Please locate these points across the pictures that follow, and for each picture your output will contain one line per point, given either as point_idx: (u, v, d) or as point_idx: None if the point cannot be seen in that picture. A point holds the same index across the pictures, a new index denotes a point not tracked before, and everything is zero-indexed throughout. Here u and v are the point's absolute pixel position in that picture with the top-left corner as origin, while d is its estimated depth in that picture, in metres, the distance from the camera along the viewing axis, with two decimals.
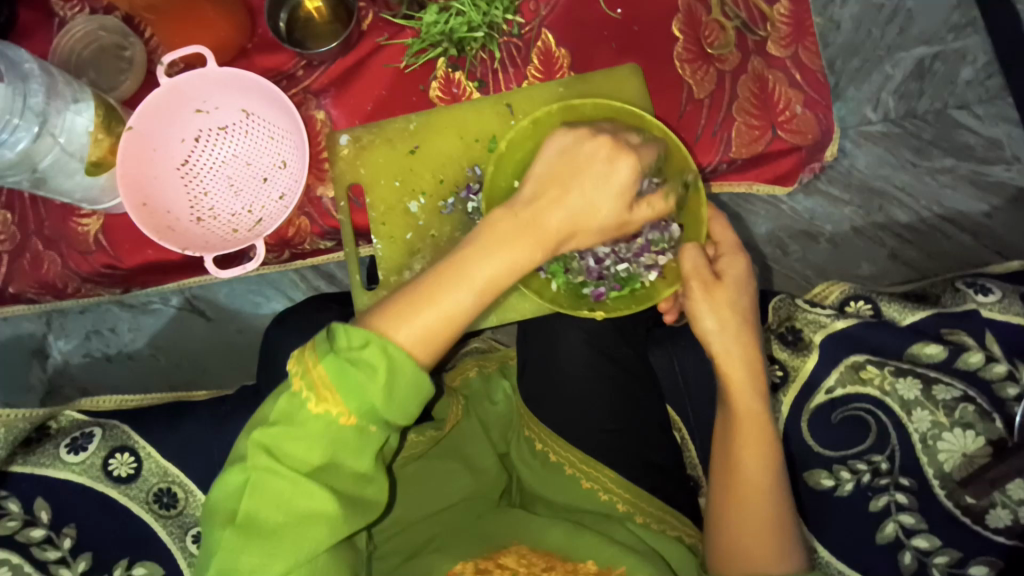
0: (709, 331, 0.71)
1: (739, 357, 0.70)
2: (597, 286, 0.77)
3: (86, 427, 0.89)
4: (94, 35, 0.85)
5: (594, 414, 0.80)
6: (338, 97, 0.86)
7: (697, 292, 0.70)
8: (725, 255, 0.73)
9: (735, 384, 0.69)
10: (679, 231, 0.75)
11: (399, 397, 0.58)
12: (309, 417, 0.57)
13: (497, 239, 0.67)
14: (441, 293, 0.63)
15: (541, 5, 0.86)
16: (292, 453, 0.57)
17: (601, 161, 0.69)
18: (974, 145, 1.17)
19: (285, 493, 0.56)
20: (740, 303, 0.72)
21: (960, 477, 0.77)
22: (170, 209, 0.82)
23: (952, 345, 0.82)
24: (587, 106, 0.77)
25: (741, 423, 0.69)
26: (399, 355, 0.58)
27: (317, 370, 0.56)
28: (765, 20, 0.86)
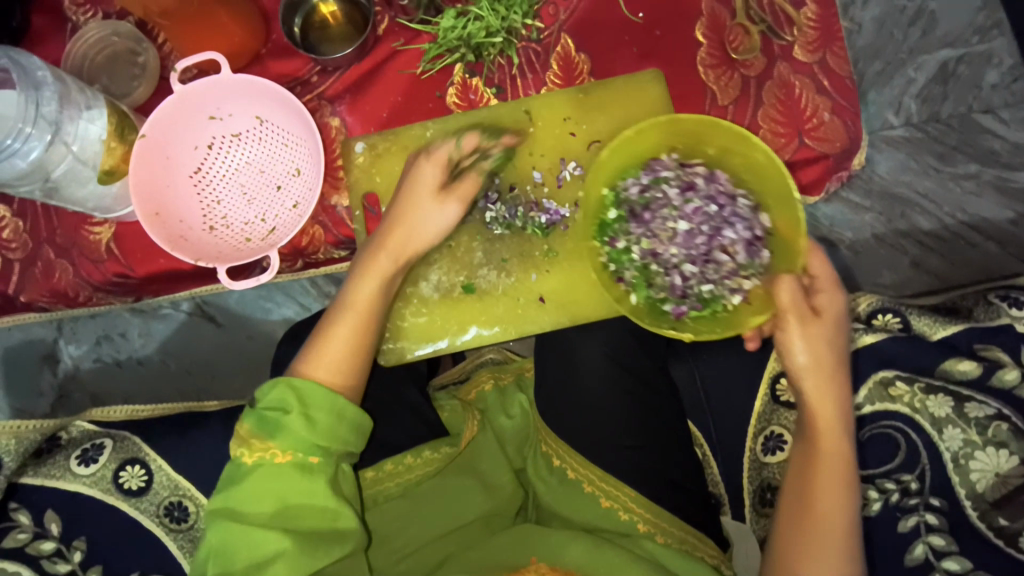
0: (802, 367, 0.67)
1: (831, 396, 0.67)
2: (678, 304, 0.76)
3: (97, 438, 0.88)
4: (107, 40, 0.85)
5: (599, 431, 0.78)
6: (354, 104, 0.84)
7: (793, 325, 0.67)
8: (824, 291, 0.69)
9: (821, 422, 0.66)
10: (771, 258, 0.74)
11: (322, 421, 0.63)
12: (249, 471, 0.62)
13: (355, 268, 0.74)
14: (332, 329, 0.70)
15: (560, 8, 0.83)
16: (247, 508, 0.61)
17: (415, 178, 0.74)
18: (1000, 150, 1.14)
19: (246, 543, 0.60)
20: (835, 340, 0.68)
21: (993, 498, 0.73)
22: (182, 218, 0.80)
23: (987, 361, 0.79)
24: (691, 121, 0.73)
25: (825, 462, 0.65)
26: (304, 387, 0.64)
27: (242, 427, 0.62)
28: (792, 25, 0.83)
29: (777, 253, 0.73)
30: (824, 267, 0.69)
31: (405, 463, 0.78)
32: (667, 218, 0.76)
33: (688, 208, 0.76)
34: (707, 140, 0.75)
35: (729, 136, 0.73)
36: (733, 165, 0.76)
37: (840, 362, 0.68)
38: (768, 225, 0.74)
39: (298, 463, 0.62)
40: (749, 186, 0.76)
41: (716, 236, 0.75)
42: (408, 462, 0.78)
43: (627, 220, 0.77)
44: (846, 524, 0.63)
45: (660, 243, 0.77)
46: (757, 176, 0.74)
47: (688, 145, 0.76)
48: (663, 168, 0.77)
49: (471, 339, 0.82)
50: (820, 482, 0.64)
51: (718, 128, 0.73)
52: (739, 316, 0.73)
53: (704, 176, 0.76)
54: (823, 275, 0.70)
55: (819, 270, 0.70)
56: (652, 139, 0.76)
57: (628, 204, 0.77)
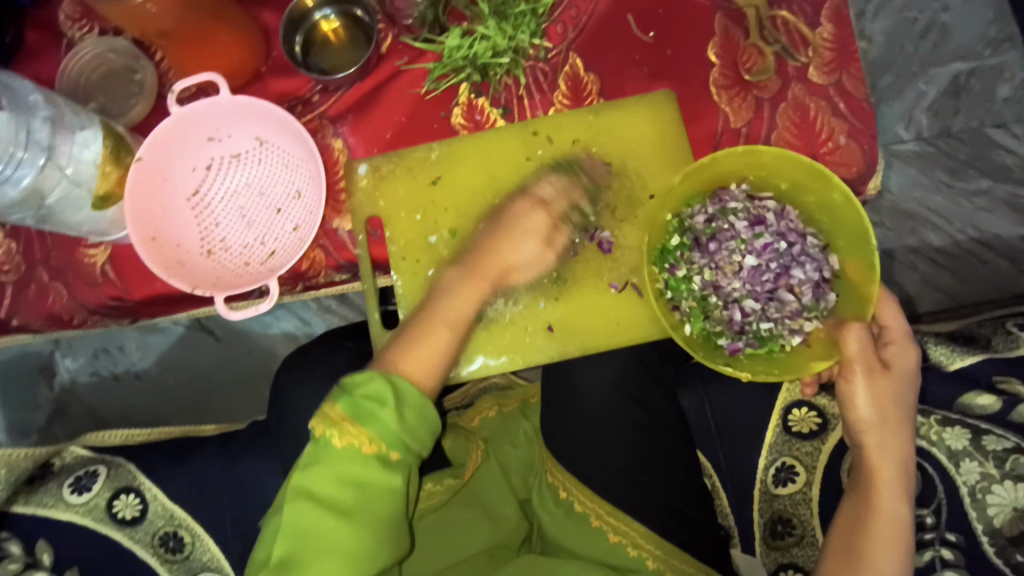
0: (867, 421, 0.65)
1: (894, 454, 0.64)
2: (734, 340, 0.74)
3: (91, 465, 0.86)
4: (104, 57, 0.82)
5: (600, 461, 0.76)
6: (356, 125, 0.82)
7: (859, 375, 0.64)
8: (894, 343, 0.66)
9: (879, 479, 0.64)
10: (837, 302, 0.73)
11: (414, 422, 0.60)
12: (333, 455, 0.57)
13: (448, 287, 0.72)
14: (421, 336, 0.68)
15: (569, 27, 0.81)
16: (324, 492, 0.57)
17: (516, 213, 0.74)
18: (1012, 166, 1.11)
19: (315, 530, 0.56)
20: (904, 397, 0.65)
21: (1011, 533, 0.70)
22: (180, 242, 0.78)
23: (1007, 395, 0.76)
24: (771, 154, 0.71)
25: (878, 521, 0.62)
26: (405, 387, 0.60)
27: (335, 408, 0.58)
28: (806, 45, 0.80)
29: (845, 298, 0.72)
30: (896, 319, 0.67)
31: None
32: (733, 252, 0.74)
33: (758, 243, 0.74)
34: (782, 175, 0.74)
35: (808, 174, 0.71)
36: (805, 202, 0.75)
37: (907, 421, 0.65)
38: (836, 268, 0.74)
39: (380, 459, 0.58)
40: (820, 226, 0.75)
41: (784, 275, 0.74)
42: None
43: (690, 248, 0.76)
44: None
45: (723, 275, 0.75)
46: (831, 216, 0.74)
47: (760, 177, 0.76)
48: (731, 199, 0.76)
49: (476, 369, 0.79)
50: (870, 539, 0.61)
51: (803, 168, 0.71)
52: (798, 358, 0.72)
53: (774, 212, 0.75)
54: (896, 327, 0.67)
55: (890, 321, 0.68)
56: (724, 167, 0.74)
57: (693, 232, 0.76)
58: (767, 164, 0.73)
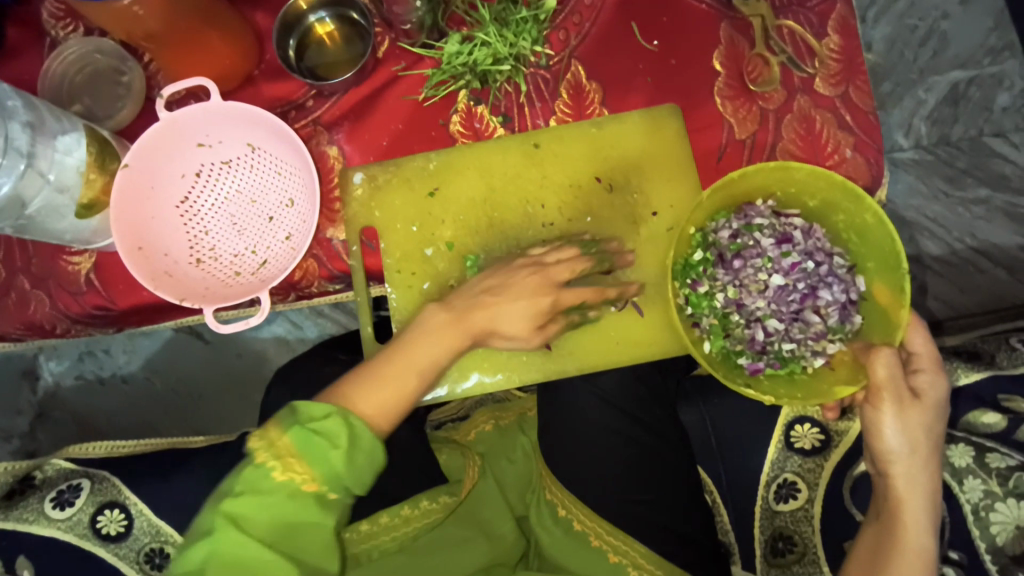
0: (894, 452, 0.63)
1: (922, 486, 0.62)
2: (755, 359, 0.73)
3: (73, 479, 0.83)
4: (89, 58, 0.79)
5: (597, 466, 0.75)
6: (352, 132, 0.80)
7: (887, 406, 0.62)
8: (924, 371, 0.64)
9: (907, 513, 0.62)
10: (864, 324, 0.72)
11: (361, 463, 0.57)
12: (273, 485, 0.54)
13: (423, 333, 0.69)
14: (389, 378, 0.65)
15: (571, 34, 0.79)
16: (257, 524, 0.54)
17: (518, 274, 0.71)
18: (1011, 175, 1.11)
19: (248, 566, 0.53)
20: (933, 427, 0.63)
21: (1014, 552, 0.69)
22: (168, 251, 0.76)
23: (1013, 414, 0.75)
24: (803, 172, 0.70)
25: (904, 559, 0.61)
26: (360, 429, 0.57)
27: (283, 438, 0.55)
28: (813, 56, 0.79)
29: (871, 320, 0.72)
30: (926, 345, 0.65)
31: (402, 516, 0.74)
32: (760, 269, 0.73)
33: (786, 262, 0.73)
34: (811, 191, 0.73)
35: (840, 193, 0.70)
36: (834, 220, 0.74)
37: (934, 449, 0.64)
38: (863, 290, 0.73)
39: (318, 496, 0.55)
40: (849, 246, 0.74)
41: (811, 296, 0.73)
42: (405, 514, 0.74)
43: (714, 265, 0.74)
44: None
45: (747, 293, 0.74)
46: (860, 237, 0.73)
47: (787, 195, 0.75)
48: (757, 214, 0.74)
49: (471, 386, 0.78)
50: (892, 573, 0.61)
51: (831, 183, 0.70)
52: (820, 380, 0.71)
53: (801, 229, 0.74)
54: (925, 353, 0.65)
55: (919, 346, 0.66)
56: (753, 183, 0.73)
57: (717, 247, 0.74)
58: (798, 182, 0.72)
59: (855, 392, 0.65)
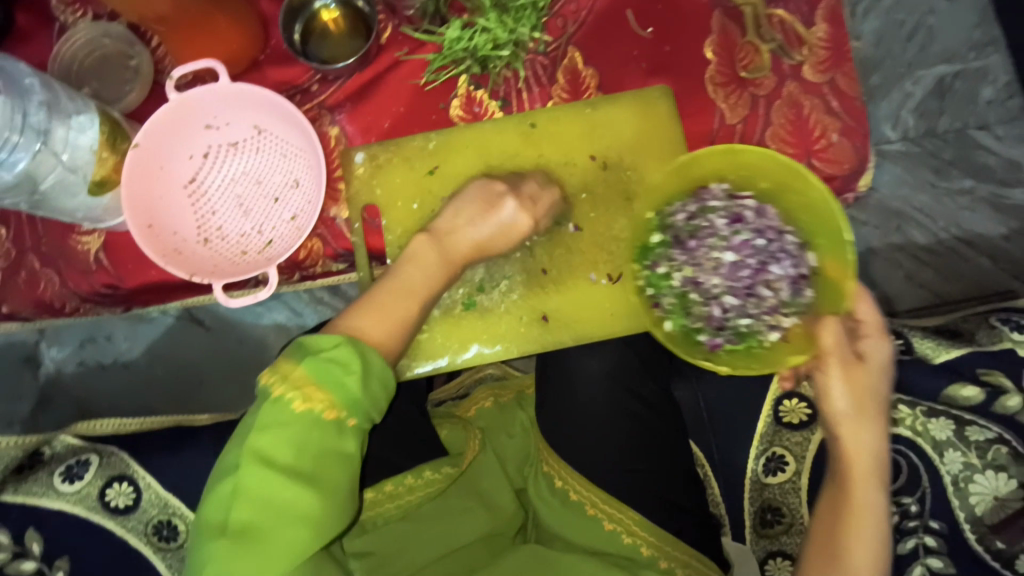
0: (842, 414, 0.66)
1: (870, 443, 0.65)
2: (714, 336, 0.75)
3: (82, 454, 0.85)
4: (97, 42, 0.81)
5: (601, 450, 0.77)
6: (354, 113, 0.83)
7: (834, 367, 0.65)
8: (870, 336, 0.67)
9: (858, 471, 0.64)
10: (814, 299, 0.72)
11: (375, 390, 0.60)
12: (293, 416, 0.56)
13: (417, 262, 0.70)
14: (389, 299, 0.67)
15: (568, 21, 0.82)
16: (279, 458, 0.55)
17: (492, 202, 0.74)
18: (994, 166, 1.14)
19: (276, 500, 0.54)
20: (877, 388, 0.67)
21: (992, 521, 0.74)
22: (176, 230, 0.78)
23: (989, 387, 0.79)
24: (751, 153, 0.71)
25: (856, 512, 0.63)
26: (372, 357, 0.61)
27: (297, 371, 0.57)
28: (802, 44, 0.82)
29: (821, 295, 0.72)
30: (871, 312, 0.68)
31: (406, 485, 0.76)
32: (712, 248, 0.76)
33: (736, 240, 0.76)
34: (762, 174, 0.73)
35: (785, 172, 0.70)
36: (785, 201, 0.74)
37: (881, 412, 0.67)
38: (815, 266, 0.73)
39: (338, 424, 0.57)
40: (800, 224, 0.74)
41: (762, 271, 0.75)
42: (408, 484, 0.76)
43: (671, 246, 0.77)
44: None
45: (703, 271, 0.77)
46: (809, 215, 0.72)
47: (740, 176, 0.75)
48: (712, 197, 0.76)
49: (472, 357, 0.81)
50: (847, 528, 0.63)
51: (779, 165, 0.70)
52: (775, 353, 0.72)
53: (753, 209, 0.76)
54: (871, 320, 0.68)
55: (866, 314, 0.68)
56: (707, 165, 0.75)
57: (674, 230, 0.77)
58: (749, 163, 0.73)
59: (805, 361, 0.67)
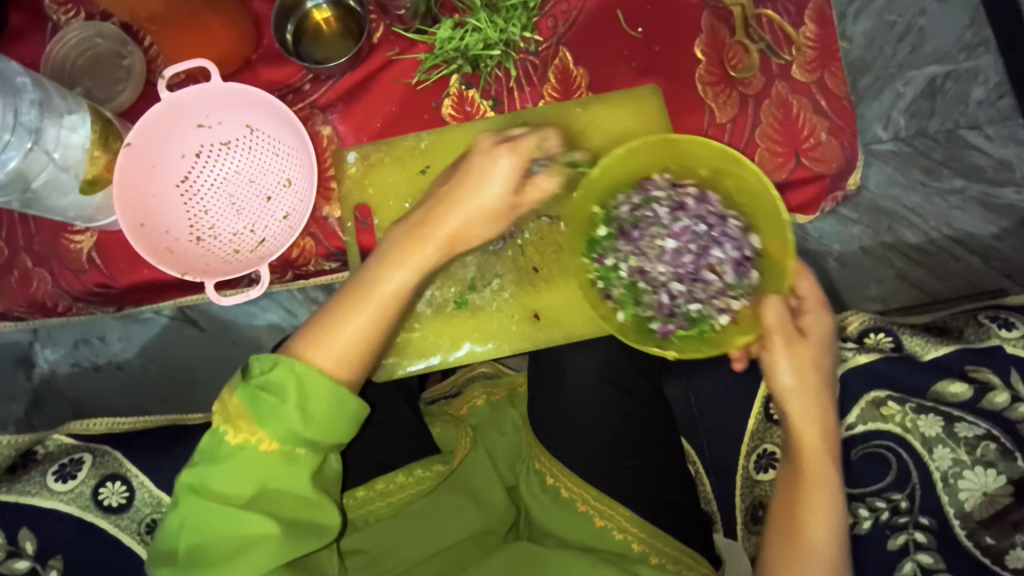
0: (788, 389, 0.69)
1: (816, 415, 0.69)
2: (666, 322, 0.76)
3: (75, 453, 0.86)
4: (91, 42, 0.82)
5: (591, 445, 0.78)
6: (346, 112, 0.83)
7: (778, 345, 0.68)
8: (811, 311, 0.70)
9: (807, 443, 0.68)
10: (759, 279, 0.74)
11: (317, 413, 0.60)
12: (229, 450, 0.58)
13: (388, 257, 0.69)
14: (350, 313, 0.67)
15: (559, 21, 0.83)
16: (222, 488, 0.58)
17: (474, 164, 0.69)
18: (984, 166, 1.15)
19: (222, 528, 0.58)
20: (821, 361, 0.70)
21: (981, 517, 0.75)
22: (168, 229, 0.78)
23: (978, 383, 0.80)
24: (688, 141, 0.72)
25: (811, 483, 0.67)
26: (308, 374, 0.61)
27: (231, 402, 0.59)
28: (791, 44, 0.83)
29: (765, 275, 0.74)
30: (811, 287, 0.71)
31: (398, 483, 0.76)
32: (655, 236, 0.77)
33: (677, 227, 0.76)
34: (702, 161, 0.74)
35: (723, 158, 0.71)
36: (726, 185, 0.75)
37: (826, 382, 0.70)
38: (757, 247, 0.74)
39: (283, 453, 0.59)
40: (742, 208, 0.75)
41: (704, 255, 0.76)
42: (400, 481, 0.77)
43: (617, 237, 0.77)
44: (830, 544, 0.65)
45: (648, 260, 0.77)
46: (752, 200, 0.73)
47: (679, 165, 0.75)
48: (655, 187, 0.76)
49: (464, 355, 0.81)
50: (804, 500, 0.67)
51: (719, 153, 0.71)
52: (725, 337, 0.73)
53: (695, 196, 0.76)
54: (812, 295, 0.71)
55: (808, 289, 0.71)
56: (644, 157, 0.74)
57: (618, 221, 0.77)
58: (687, 151, 0.73)
59: (751, 342, 0.70)
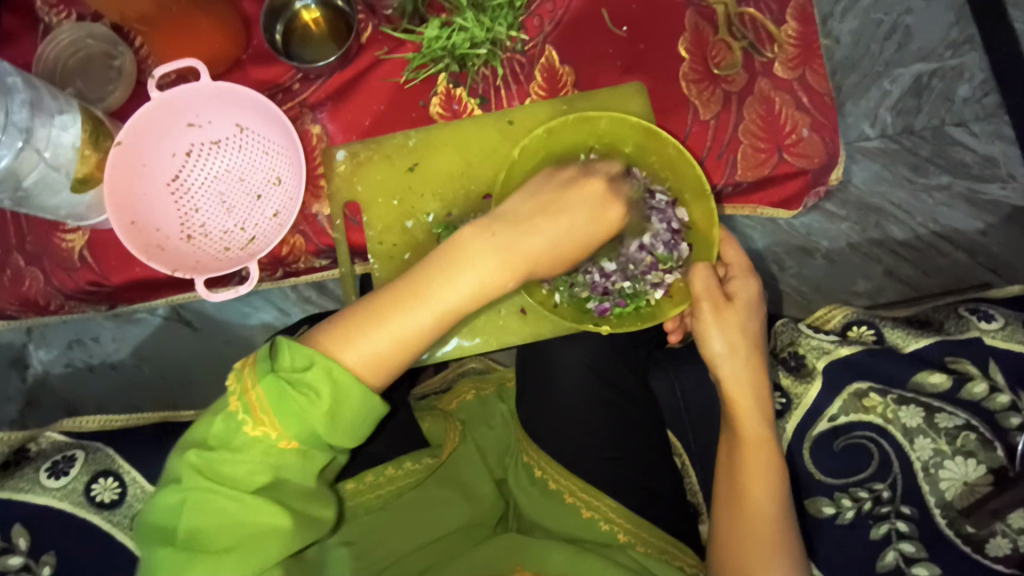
0: (719, 354, 0.73)
1: (746, 379, 0.73)
2: (601, 301, 0.79)
3: (68, 450, 0.86)
4: (82, 43, 0.82)
5: (578, 441, 0.79)
6: (335, 111, 0.84)
7: (707, 312, 0.73)
8: (736, 278, 0.76)
9: (739, 406, 0.72)
10: (689, 250, 0.78)
11: (346, 422, 0.58)
12: (246, 440, 0.56)
13: (464, 259, 0.66)
14: (403, 310, 0.63)
15: (545, 20, 0.84)
16: (232, 472, 0.57)
17: (587, 193, 0.73)
18: (971, 163, 1.17)
19: (230, 517, 0.56)
20: (747, 325, 0.75)
21: (962, 506, 0.76)
22: (159, 227, 0.79)
23: (956, 374, 0.82)
24: (604, 119, 0.77)
25: (748, 446, 0.71)
26: (343, 377, 0.58)
27: (256, 391, 0.56)
28: (772, 42, 0.84)
29: (696, 245, 0.77)
30: (737, 255, 0.77)
31: (388, 475, 0.78)
32: None
33: None
34: (623, 139, 0.78)
35: (641, 132, 0.77)
36: (649, 162, 0.79)
37: (753, 348, 0.75)
38: (685, 219, 0.78)
39: (300, 452, 0.58)
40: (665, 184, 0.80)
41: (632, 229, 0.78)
42: (389, 474, 0.78)
43: None
44: (771, 502, 0.69)
45: None
46: (675, 172, 0.78)
47: (604, 146, 0.79)
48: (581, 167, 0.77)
49: (451, 350, 0.82)
50: (741, 463, 0.71)
51: (636, 128, 0.76)
52: (663, 308, 0.77)
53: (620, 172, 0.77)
54: (736, 262, 0.77)
55: (732, 257, 0.77)
56: (567, 138, 0.79)
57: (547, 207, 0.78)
58: (605, 133, 0.78)
59: (683, 309, 0.76)
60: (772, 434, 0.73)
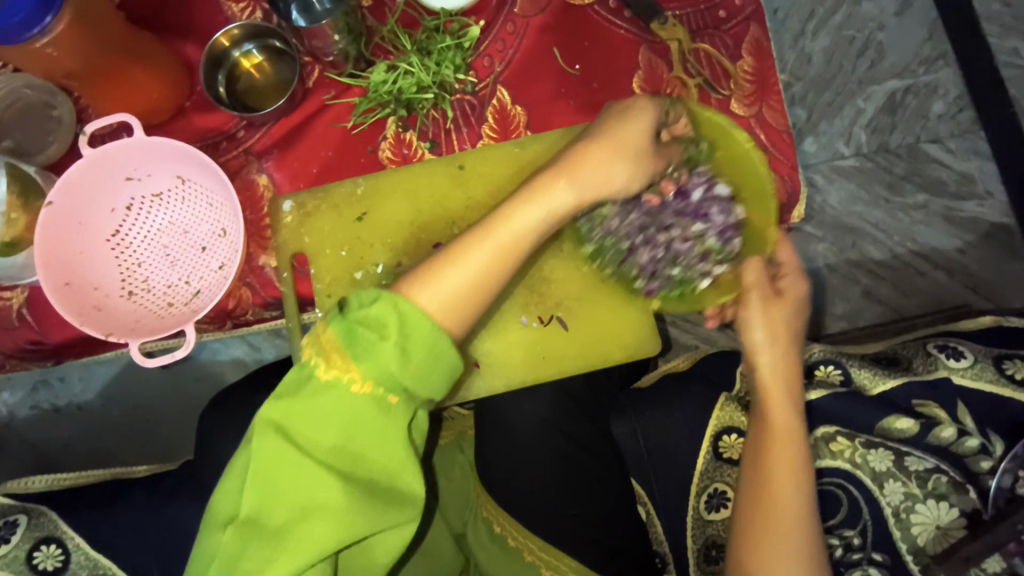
0: (758, 344, 0.70)
1: (783, 372, 0.70)
2: (649, 282, 0.79)
3: (11, 514, 0.83)
4: (18, 93, 0.79)
5: (536, 488, 0.76)
6: (281, 159, 0.82)
7: (755, 302, 0.71)
8: (789, 274, 0.73)
9: (772, 399, 0.68)
10: (741, 245, 0.77)
11: (418, 361, 0.55)
12: (319, 387, 0.54)
13: (525, 194, 0.65)
14: (477, 242, 0.62)
15: (495, 61, 0.82)
16: (306, 433, 0.53)
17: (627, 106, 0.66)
18: (947, 180, 1.15)
19: (300, 487, 0.52)
20: (791, 320, 0.72)
21: (934, 552, 0.75)
22: (98, 285, 0.76)
23: (924, 418, 0.80)
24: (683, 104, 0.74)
25: (777, 438, 0.67)
26: (411, 314, 0.56)
27: (326, 330, 0.55)
28: (728, 78, 0.83)
29: (748, 241, 0.77)
30: (791, 255, 0.74)
31: None
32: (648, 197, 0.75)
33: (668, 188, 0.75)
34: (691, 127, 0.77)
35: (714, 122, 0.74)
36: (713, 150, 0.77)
37: (795, 342, 0.72)
38: (741, 216, 0.77)
39: (375, 399, 0.54)
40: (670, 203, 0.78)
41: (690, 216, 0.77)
42: None
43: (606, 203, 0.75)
44: (800, 498, 0.64)
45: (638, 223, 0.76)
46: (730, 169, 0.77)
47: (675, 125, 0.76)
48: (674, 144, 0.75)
49: None
50: (769, 458, 0.66)
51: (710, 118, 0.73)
52: (708, 297, 0.77)
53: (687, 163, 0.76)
54: (791, 261, 0.74)
55: (785, 257, 0.74)
56: None
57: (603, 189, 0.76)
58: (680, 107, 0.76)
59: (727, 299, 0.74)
60: (804, 426, 0.68)
